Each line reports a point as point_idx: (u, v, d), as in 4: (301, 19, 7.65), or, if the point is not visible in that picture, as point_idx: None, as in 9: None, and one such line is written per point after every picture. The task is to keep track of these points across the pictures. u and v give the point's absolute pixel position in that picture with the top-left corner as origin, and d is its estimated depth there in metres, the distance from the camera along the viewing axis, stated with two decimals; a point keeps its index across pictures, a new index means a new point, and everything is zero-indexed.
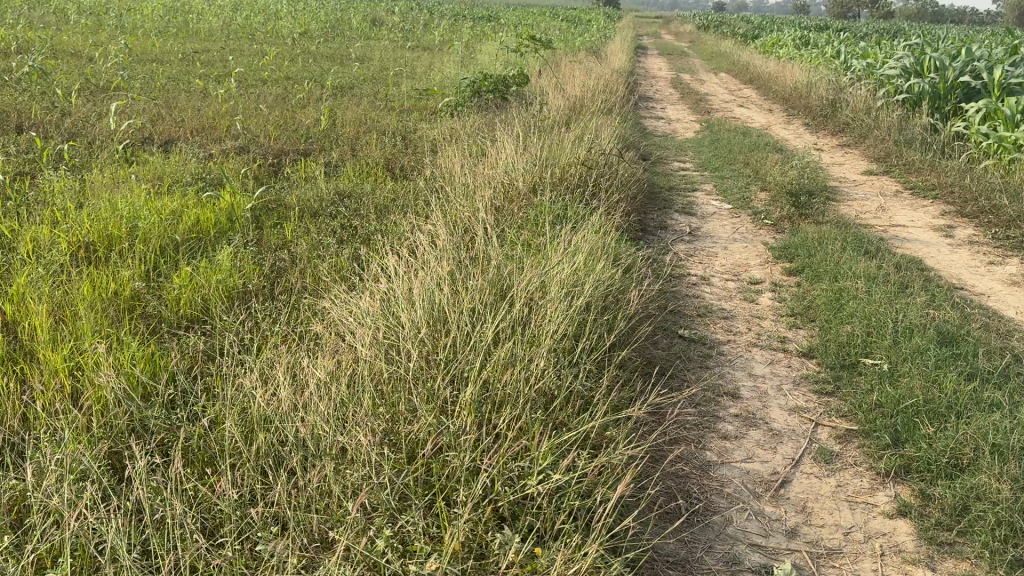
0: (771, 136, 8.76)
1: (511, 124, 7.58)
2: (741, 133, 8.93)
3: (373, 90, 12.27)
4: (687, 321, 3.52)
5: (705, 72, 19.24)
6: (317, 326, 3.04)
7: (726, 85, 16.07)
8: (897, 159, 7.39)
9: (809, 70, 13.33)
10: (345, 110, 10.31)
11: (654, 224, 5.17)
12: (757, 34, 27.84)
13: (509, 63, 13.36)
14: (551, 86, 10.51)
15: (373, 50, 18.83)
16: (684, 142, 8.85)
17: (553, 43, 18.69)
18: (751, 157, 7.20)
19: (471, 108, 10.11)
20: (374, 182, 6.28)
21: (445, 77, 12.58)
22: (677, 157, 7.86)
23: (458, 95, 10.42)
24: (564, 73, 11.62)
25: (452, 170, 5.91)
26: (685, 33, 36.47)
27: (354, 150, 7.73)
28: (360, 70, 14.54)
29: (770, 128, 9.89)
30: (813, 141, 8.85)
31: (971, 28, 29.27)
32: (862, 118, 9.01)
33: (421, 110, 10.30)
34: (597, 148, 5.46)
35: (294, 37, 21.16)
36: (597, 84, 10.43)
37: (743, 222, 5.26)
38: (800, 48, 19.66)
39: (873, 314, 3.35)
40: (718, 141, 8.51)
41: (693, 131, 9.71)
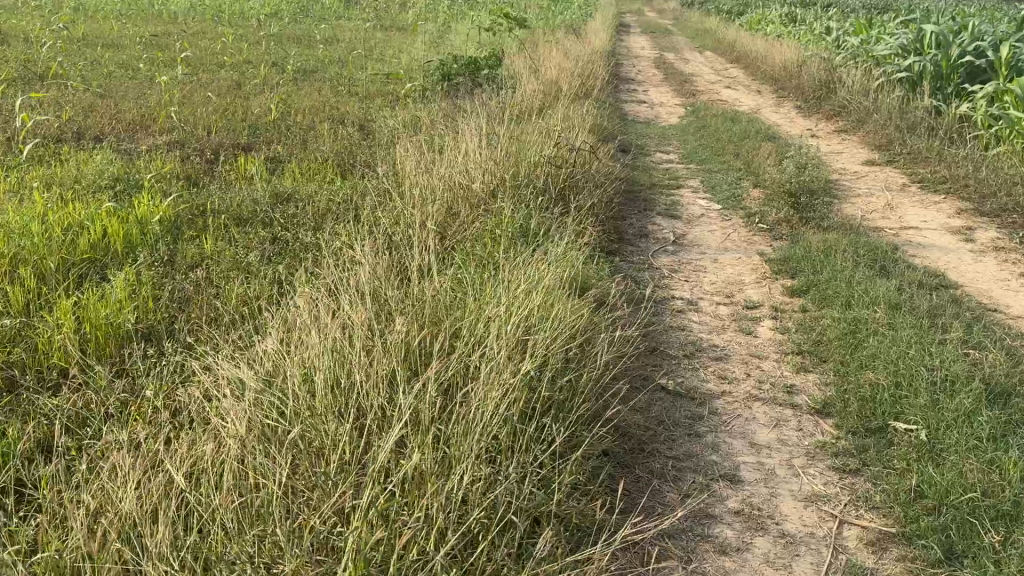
0: (761, 123, 8.11)
1: (479, 112, 6.89)
2: (729, 119, 8.28)
3: (337, 75, 11.49)
4: (672, 365, 2.87)
5: (689, 50, 18.54)
6: (197, 391, 2.37)
7: (711, 65, 15.39)
8: (900, 147, 6.76)
9: (798, 49, 12.65)
10: (303, 97, 9.57)
11: (632, 232, 4.51)
12: (742, 10, 27.10)
13: (483, 43, 12.61)
14: (525, 69, 9.80)
15: (343, 31, 18.00)
16: (668, 129, 8.18)
17: (533, 23, 17.91)
18: (742, 147, 6.55)
19: (439, 94, 9.39)
20: (321, 183, 5.59)
21: (414, 60, 11.82)
22: (661, 147, 7.20)
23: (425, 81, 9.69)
24: (540, 54, 10.90)
25: (405, 169, 5.23)
26: (669, 10, 35.60)
27: (306, 143, 7.01)
28: (326, 53, 13.73)
29: (760, 112, 9.23)
30: (806, 127, 8.20)
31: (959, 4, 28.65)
32: (859, 101, 8.37)
33: (385, 96, 9.56)
34: (568, 143, 4.79)
35: (261, 17, 20.26)
36: (575, 65, 9.72)
37: (735, 228, 4.62)
38: (787, 25, 18.96)
39: (902, 358, 2.71)
40: (704, 128, 7.85)
41: (678, 117, 9.04)
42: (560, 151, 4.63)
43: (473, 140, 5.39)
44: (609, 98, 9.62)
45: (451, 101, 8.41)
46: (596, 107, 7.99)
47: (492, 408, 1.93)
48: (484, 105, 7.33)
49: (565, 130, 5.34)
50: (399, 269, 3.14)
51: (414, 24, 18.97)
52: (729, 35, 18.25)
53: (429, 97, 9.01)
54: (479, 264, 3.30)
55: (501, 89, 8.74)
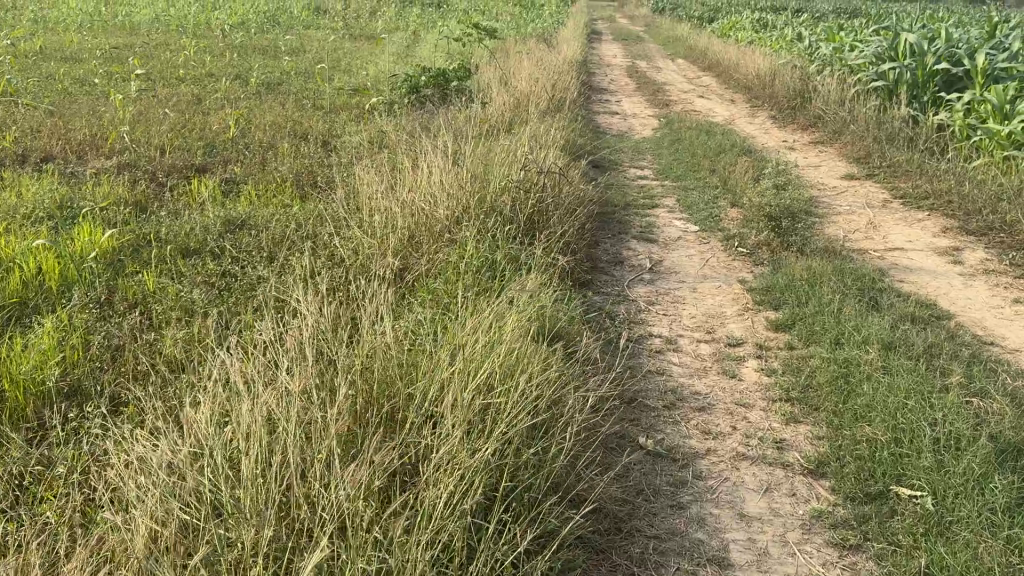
0: (736, 135, 7.92)
1: (445, 130, 6.63)
2: (702, 132, 8.09)
3: (301, 88, 11.17)
4: (651, 418, 2.62)
5: (662, 57, 18.41)
6: (116, 473, 2.10)
7: (684, 72, 15.25)
8: (879, 159, 6.59)
9: (771, 56, 12.53)
10: (266, 112, 9.26)
11: (606, 259, 4.26)
12: (713, 16, 27.08)
13: (452, 53, 12.35)
14: (495, 81, 9.56)
15: (311, 41, 17.68)
16: (641, 142, 7.97)
17: (503, 31, 17.69)
18: (718, 162, 6.34)
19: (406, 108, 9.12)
20: (278, 207, 5.30)
21: (381, 72, 11.53)
22: (634, 162, 6.98)
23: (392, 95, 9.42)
24: (510, 66, 10.67)
25: (367, 192, 4.95)
26: (640, 16, 35.57)
27: (265, 163, 6.70)
28: (291, 65, 13.40)
29: (734, 123, 9.05)
30: (782, 138, 8.03)
31: (927, 8, 28.84)
32: (834, 112, 8.21)
33: (351, 110, 9.28)
34: (536, 164, 4.54)
35: (226, 28, 19.87)
36: (545, 76, 9.49)
37: (714, 253, 4.39)
38: (759, 31, 18.88)
39: (900, 409, 2.49)
40: (678, 142, 7.65)
41: (652, 129, 8.84)
42: (528, 172, 4.38)
43: (437, 161, 5.13)
44: (581, 111, 9.40)
45: (418, 116, 8.14)
46: (567, 120, 7.76)
47: (443, 504, 1.68)
48: (451, 121, 7.07)
49: (534, 149, 5.10)
50: (350, 320, 2.89)
51: (383, 33, 18.69)
52: (701, 42, 18.13)
53: (395, 112, 8.73)
54: (441, 307, 3.04)
55: (470, 103, 8.48)
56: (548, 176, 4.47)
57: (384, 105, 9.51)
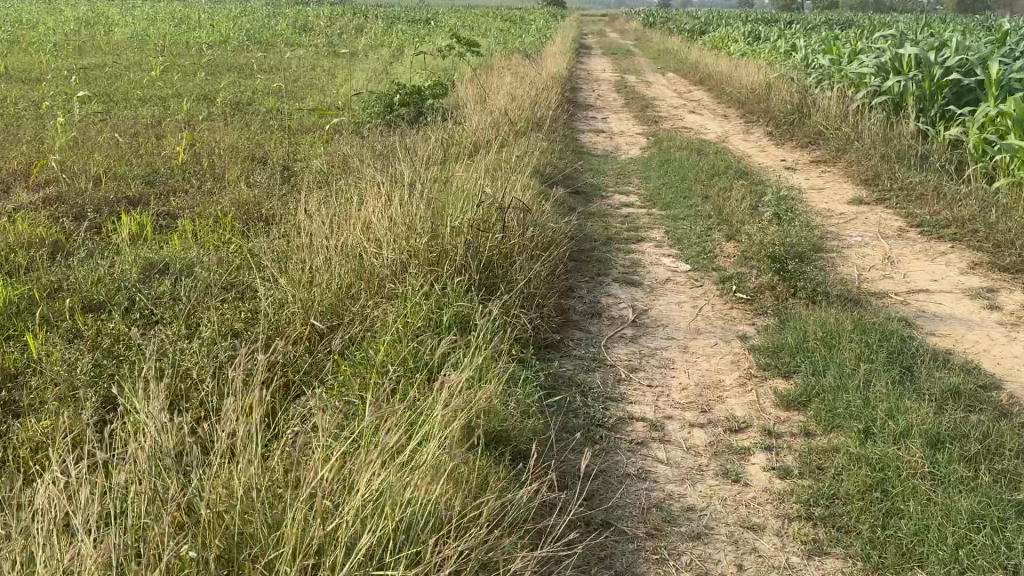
0: (731, 154, 7.31)
1: (411, 156, 6.01)
2: (695, 151, 7.48)
3: (269, 108, 10.56)
4: (628, 554, 1.96)
5: (652, 71, 17.87)
6: None
7: (675, 87, 14.70)
8: (889, 181, 5.99)
9: (766, 69, 11.97)
10: (228, 135, 8.64)
11: (581, 307, 3.59)
12: (704, 29, 26.63)
13: (431, 70, 11.78)
14: (472, 99, 8.96)
15: (289, 58, 17.11)
16: (629, 163, 7.35)
17: (488, 46, 17.14)
18: (710, 186, 5.72)
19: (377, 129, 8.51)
20: (211, 248, 4.67)
21: (355, 91, 10.91)
22: (619, 186, 6.35)
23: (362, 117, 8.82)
24: (490, 83, 10.06)
25: (309, 228, 4.31)
26: (631, 29, 35.09)
27: (211, 193, 6.07)
28: (262, 85, 12.78)
29: (728, 141, 8.44)
30: (781, 157, 7.43)
31: (919, 21, 28.50)
32: (836, 129, 7.61)
33: (319, 132, 8.66)
34: (500, 195, 3.91)
35: (204, 46, 19.31)
36: (526, 93, 8.89)
37: (708, 298, 3.75)
38: (752, 44, 18.33)
39: (961, 546, 1.87)
40: (667, 162, 7.03)
41: (640, 148, 8.23)
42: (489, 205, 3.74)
43: (390, 195, 4.50)
44: (564, 131, 8.79)
45: (387, 138, 7.52)
46: (547, 142, 7.14)
47: None
48: (417, 147, 6.46)
49: (501, 180, 4.47)
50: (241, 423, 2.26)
51: (364, 50, 18.13)
52: (692, 56, 17.57)
53: (363, 134, 8.11)
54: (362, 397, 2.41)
55: (443, 123, 7.86)
56: (514, 207, 3.84)
57: (353, 127, 8.89)
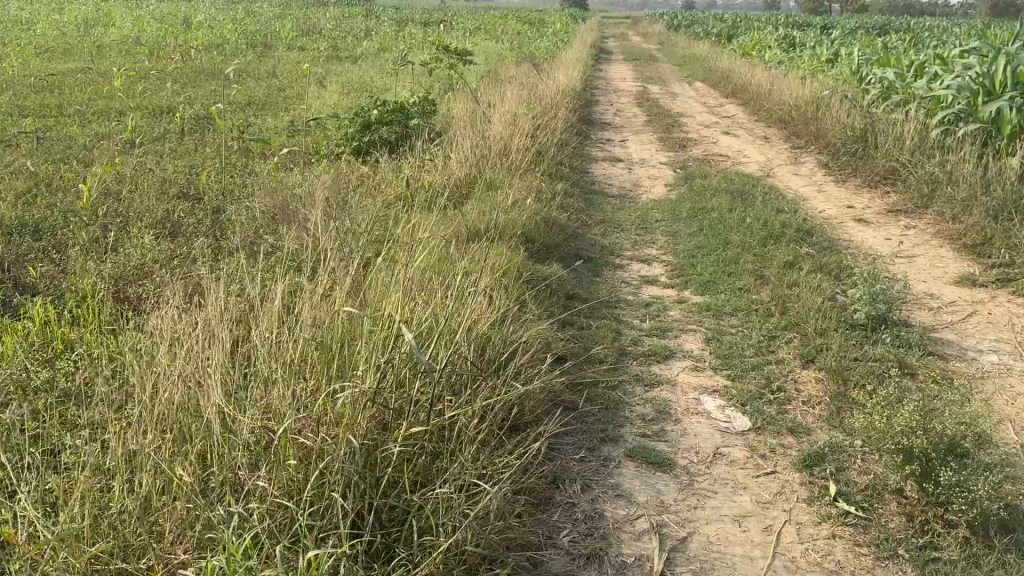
0: (782, 198, 5.77)
1: (362, 218, 4.55)
2: (736, 190, 5.94)
3: (235, 127, 9.16)
4: None
5: (678, 81, 16.38)
6: None
7: (704, 100, 13.19)
8: (1005, 251, 4.45)
9: (811, 84, 10.42)
10: (171, 164, 7.24)
11: (568, 536, 2.06)
12: (733, 32, 25.07)
13: (425, 83, 10.34)
14: (463, 126, 7.51)
15: (281, 67, 15.76)
16: (652, 208, 5.84)
17: (498, 55, 15.72)
18: (762, 257, 4.18)
19: (348, 160, 7.08)
20: (46, 362, 3.24)
21: (334, 106, 9.47)
22: (639, 246, 4.83)
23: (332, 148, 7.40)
24: (487, 105, 8.59)
25: (165, 348, 2.84)
26: (655, 33, 33.44)
27: (101, 254, 4.64)
28: (236, 100, 11.42)
29: (774, 176, 6.92)
30: (844, 203, 5.89)
31: (958, 25, 26.85)
32: (914, 169, 6.06)
33: (278, 163, 7.23)
34: (440, 319, 2.41)
35: (193, 50, 18.00)
36: (526, 118, 7.40)
37: (788, 505, 2.23)
38: (787, 52, 16.77)
39: None
40: (700, 206, 5.49)
41: (665, 184, 6.71)
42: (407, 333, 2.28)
43: (292, 279, 3.00)
44: (572, 162, 7.28)
45: (347, 179, 6.08)
46: (548, 185, 5.65)
47: None
48: (377, 199, 5.01)
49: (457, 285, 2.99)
50: None
51: (364, 56, 16.75)
52: (721, 65, 15.97)
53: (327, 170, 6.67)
54: None
55: (422, 160, 6.41)
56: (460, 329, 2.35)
57: (322, 156, 7.46)
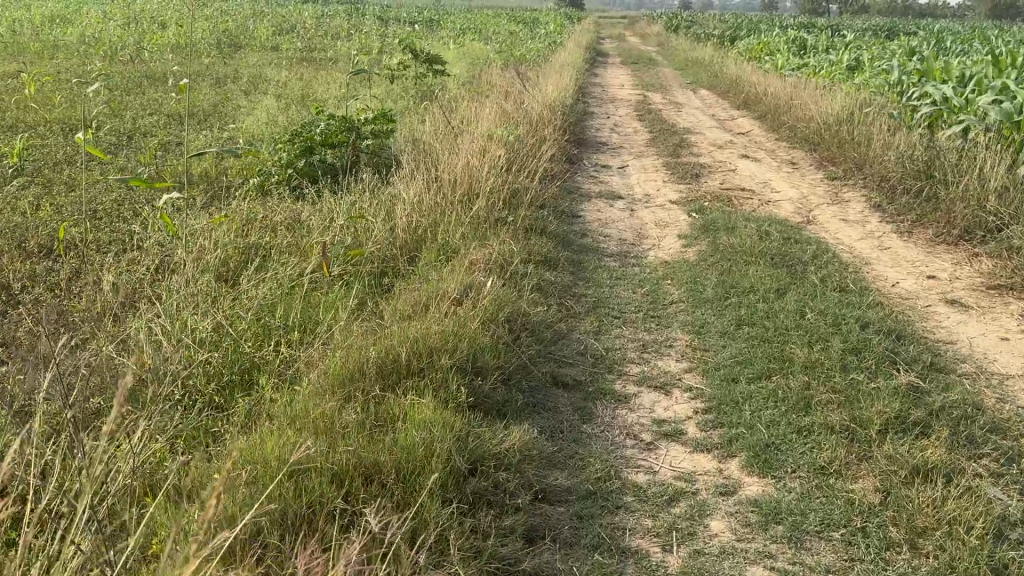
0: (838, 269, 4.27)
1: (236, 328, 3.09)
2: (774, 251, 4.43)
3: (155, 152, 7.61)
4: None
5: (681, 88, 14.91)
6: None
7: (710, 111, 11.72)
8: None
9: (839, 98, 8.97)
10: (48, 207, 5.69)
11: None
12: (736, 34, 23.64)
13: (389, 98, 8.84)
14: (422, 161, 6.03)
15: (241, 71, 14.19)
16: (662, 278, 4.34)
17: (483, 60, 14.19)
18: (845, 403, 2.66)
19: (272, 204, 5.57)
20: None
21: (279, 124, 7.97)
22: (648, 351, 3.32)
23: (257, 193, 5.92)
24: (458, 130, 7.11)
25: None
26: (655, 34, 31.93)
27: None
28: (174, 112, 9.90)
29: (816, 223, 5.42)
30: (918, 273, 4.42)
31: (970, 30, 25.55)
32: (1010, 225, 4.60)
33: (187, 206, 5.72)
34: None
35: (149, 52, 16.40)
36: (501, 154, 5.94)
37: None
38: (799, 57, 15.35)
39: None
40: (729, 280, 3.99)
41: (677, 234, 5.20)
42: None
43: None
44: (559, 200, 5.78)
45: (259, 242, 4.64)
46: (521, 249, 4.15)
47: None
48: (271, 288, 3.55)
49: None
50: None
51: (335, 59, 15.20)
52: (730, 71, 14.43)
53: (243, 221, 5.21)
54: None
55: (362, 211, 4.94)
56: None
57: (245, 197, 5.95)
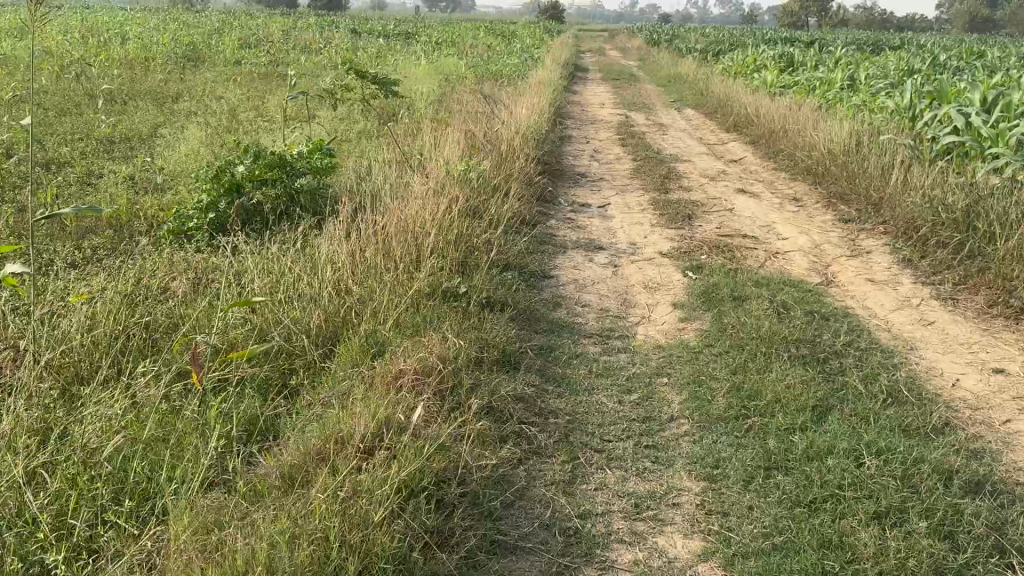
0: (881, 366, 3.33)
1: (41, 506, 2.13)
2: (796, 335, 3.48)
3: (65, 189, 6.59)
4: None
5: (664, 106, 14.06)
6: None
7: (698, 134, 10.85)
8: None
9: (843, 123, 8.09)
10: None
11: None
12: (718, 48, 22.89)
13: (340, 126, 7.88)
14: (364, 210, 5.07)
15: (192, 89, 13.14)
16: (655, 372, 3.37)
17: (454, 77, 13.24)
18: None
19: (181, 268, 4.60)
20: None
21: (211, 158, 6.94)
22: (645, 513, 2.33)
23: (168, 250, 4.94)
24: (413, 168, 6.14)
25: None
26: (636, 48, 31.13)
27: None
28: (100, 136, 8.80)
29: (838, 286, 4.49)
30: (979, 365, 3.50)
31: (951, 45, 25.10)
32: None
33: (81, 271, 4.73)
34: None
35: (97, 67, 15.30)
36: (459, 201, 4.98)
37: None
38: (789, 75, 14.55)
39: None
40: (745, 385, 3.03)
41: (672, 302, 4.25)
42: None
43: None
44: (527, 257, 4.81)
45: (142, 319, 3.66)
46: (472, 342, 3.17)
47: None
48: (117, 420, 2.61)
49: None
50: None
51: (296, 75, 14.19)
52: (716, 89, 13.54)
53: (136, 291, 4.22)
54: None
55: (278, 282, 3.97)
56: None
57: (152, 254, 4.96)
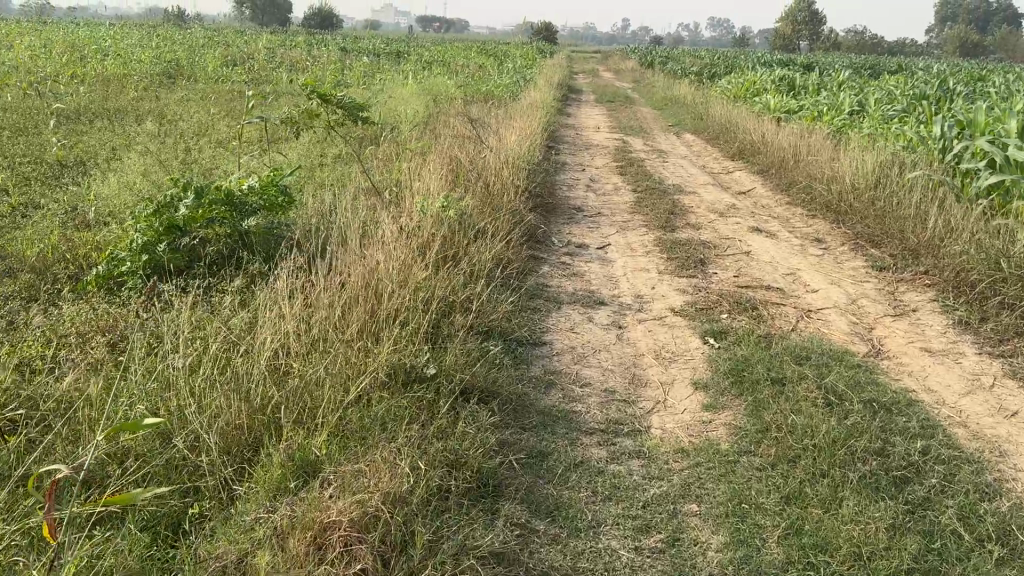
0: (973, 487, 2.55)
1: None
2: (860, 440, 2.70)
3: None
4: None
5: (662, 131, 13.36)
6: None
7: (701, 162, 10.12)
8: None
9: (863, 152, 7.34)
10: None
11: None
12: (715, 70, 22.30)
13: (309, 153, 7.11)
14: (321, 258, 4.27)
15: (163, 108, 12.37)
16: (680, 490, 2.56)
17: (442, 97, 12.52)
18: None
19: (94, 328, 3.79)
20: None
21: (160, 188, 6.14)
22: None
23: (85, 302, 4.12)
24: (385, 204, 5.35)
25: None
26: (629, 69, 30.58)
27: None
28: (47, 160, 7.97)
29: (890, 360, 3.71)
30: None
31: (947, 69, 24.70)
32: None
33: None
34: None
35: (67, 83, 14.51)
36: (433, 250, 4.18)
37: None
38: (793, 99, 13.90)
39: None
40: (809, 528, 2.24)
41: (692, 381, 3.45)
42: None
43: None
44: (514, 319, 4.02)
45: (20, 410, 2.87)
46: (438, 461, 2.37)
47: None
48: None
49: None
50: None
51: (274, 94, 13.43)
52: (716, 113, 12.84)
53: (30, 361, 3.41)
54: None
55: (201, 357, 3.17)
56: None
57: (67, 306, 4.14)
